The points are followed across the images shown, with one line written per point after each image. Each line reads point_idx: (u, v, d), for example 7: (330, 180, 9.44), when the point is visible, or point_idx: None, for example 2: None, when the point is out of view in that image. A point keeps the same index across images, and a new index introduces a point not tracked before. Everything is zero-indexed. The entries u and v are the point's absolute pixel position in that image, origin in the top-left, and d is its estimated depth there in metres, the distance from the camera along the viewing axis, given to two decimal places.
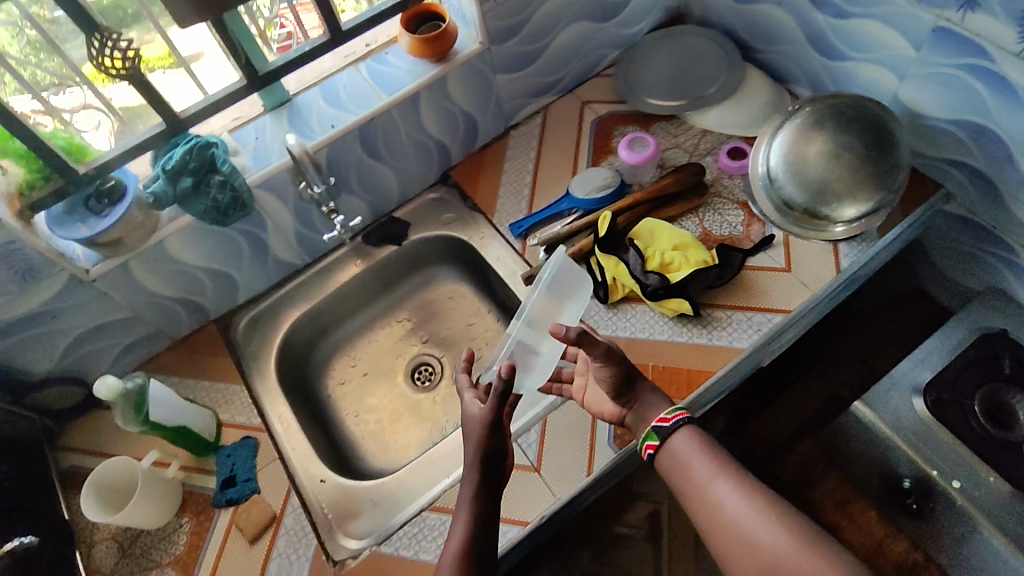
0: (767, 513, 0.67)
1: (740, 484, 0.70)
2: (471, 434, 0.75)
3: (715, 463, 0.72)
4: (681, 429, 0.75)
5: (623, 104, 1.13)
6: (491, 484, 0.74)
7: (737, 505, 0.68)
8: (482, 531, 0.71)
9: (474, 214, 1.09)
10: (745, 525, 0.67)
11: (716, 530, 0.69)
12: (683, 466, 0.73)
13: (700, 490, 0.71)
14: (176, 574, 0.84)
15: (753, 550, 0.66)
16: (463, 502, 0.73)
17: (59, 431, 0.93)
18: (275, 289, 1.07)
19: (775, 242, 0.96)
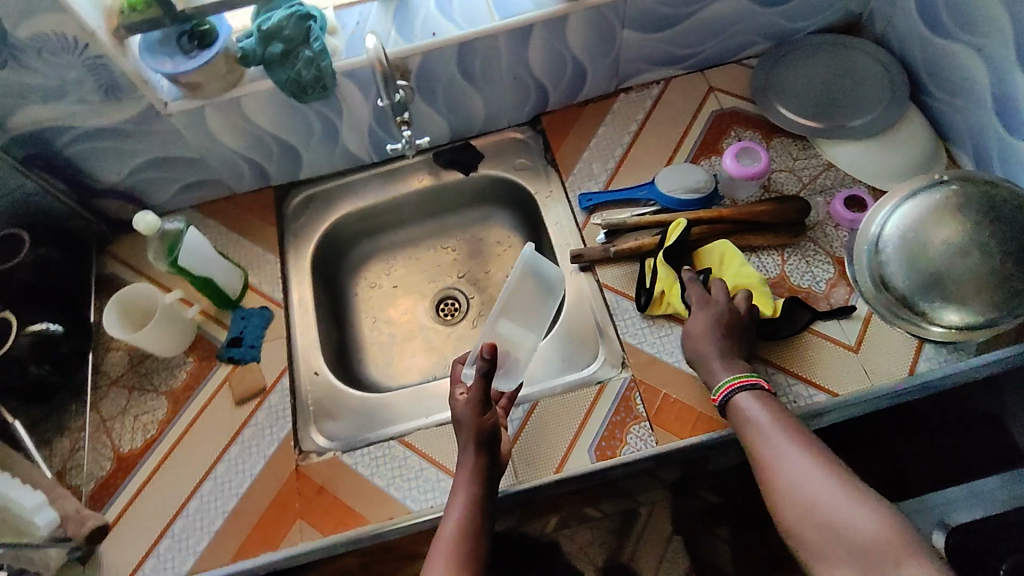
0: (826, 469, 0.69)
1: (801, 443, 0.72)
2: (465, 424, 0.77)
3: (775, 425, 0.74)
4: (742, 393, 0.77)
5: (751, 105, 1.03)
6: (487, 468, 0.76)
7: (794, 459, 0.70)
8: (477, 514, 0.72)
9: (549, 169, 1.05)
10: (801, 479, 0.69)
11: (771, 483, 0.71)
12: (745, 423, 0.76)
13: (762, 444, 0.73)
14: (166, 403, 0.90)
15: (807, 505, 0.67)
16: (459, 487, 0.74)
17: (110, 238, 1.01)
18: (338, 176, 1.08)
19: (854, 315, 0.86)
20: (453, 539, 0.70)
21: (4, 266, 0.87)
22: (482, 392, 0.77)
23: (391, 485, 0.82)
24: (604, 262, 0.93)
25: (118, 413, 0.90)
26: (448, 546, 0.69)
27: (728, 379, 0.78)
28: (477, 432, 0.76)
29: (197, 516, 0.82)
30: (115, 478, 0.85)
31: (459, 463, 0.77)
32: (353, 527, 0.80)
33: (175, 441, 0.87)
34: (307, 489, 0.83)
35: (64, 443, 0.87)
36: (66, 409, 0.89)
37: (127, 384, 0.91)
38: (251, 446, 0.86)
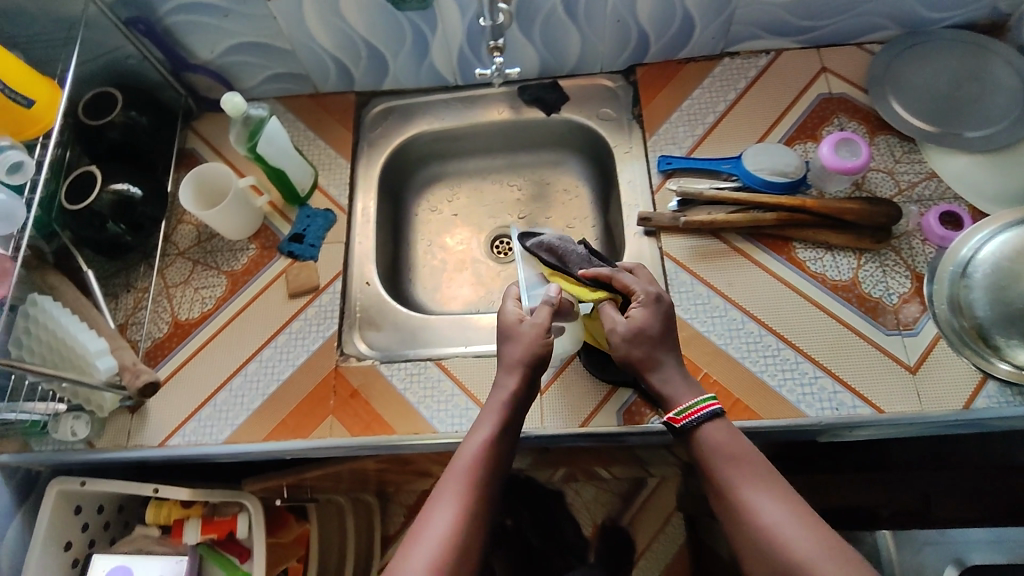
0: (794, 513, 0.66)
1: (772, 487, 0.69)
2: (513, 346, 0.78)
3: (741, 464, 0.70)
4: (699, 427, 0.73)
5: (863, 95, 0.98)
6: (521, 396, 0.77)
7: (765, 505, 0.67)
8: (503, 438, 0.75)
9: (633, 124, 1.01)
10: (771, 527, 0.65)
11: (741, 526, 0.68)
12: (709, 459, 0.72)
13: (727, 482, 0.70)
14: (225, 283, 0.94)
15: (778, 555, 0.63)
16: (491, 408, 0.76)
17: (195, 114, 1.05)
18: (420, 94, 1.08)
19: (920, 335, 0.81)
20: (471, 460, 0.72)
21: (100, 121, 0.91)
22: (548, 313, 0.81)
23: (420, 403, 0.85)
24: (670, 230, 0.91)
25: (181, 282, 0.95)
26: (464, 466, 0.71)
27: (688, 406, 0.74)
28: (533, 352, 0.78)
29: (238, 393, 0.87)
30: (170, 343, 0.90)
31: (496, 385, 0.79)
32: (378, 434, 0.83)
33: (227, 319, 0.91)
34: (342, 389, 0.87)
35: (129, 299, 0.94)
36: (135, 270, 0.96)
37: (192, 257, 0.96)
38: (296, 339, 0.90)
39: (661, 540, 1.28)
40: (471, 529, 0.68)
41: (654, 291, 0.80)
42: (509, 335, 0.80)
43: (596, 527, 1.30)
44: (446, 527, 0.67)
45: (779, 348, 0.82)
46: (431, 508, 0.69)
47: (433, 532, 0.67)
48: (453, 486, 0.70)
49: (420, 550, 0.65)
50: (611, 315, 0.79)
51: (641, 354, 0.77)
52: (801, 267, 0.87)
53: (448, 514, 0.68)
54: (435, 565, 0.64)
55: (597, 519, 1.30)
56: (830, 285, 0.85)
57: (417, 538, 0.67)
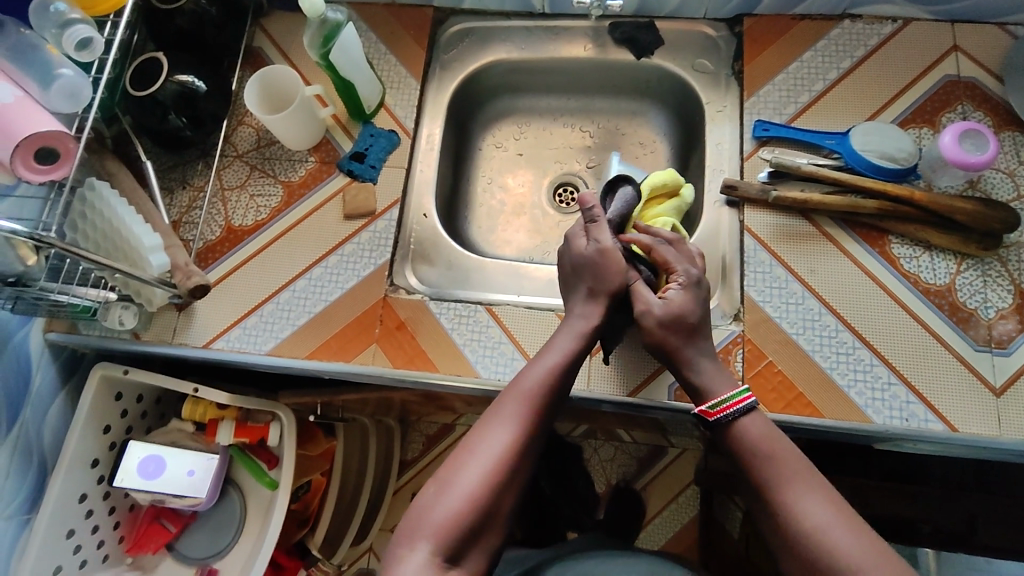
0: (841, 518, 0.62)
1: (817, 489, 0.64)
2: (599, 275, 0.77)
3: (783, 463, 0.66)
4: (737, 420, 0.70)
5: (996, 83, 0.87)
6: (598, 330, 0.76)
7: (812, 506, 0.63)
8: (573, 367, 0.73)
9: (730, 81, 0.93)
10: (817, 530, 0.61)
11: (780, 525, 0.64)
12: (750, 453, 0.68)
13: (767, 480, 0.66)
14: (281, 194, 0.91)
15: (821, 562, 0.60)
16: (568, 335, 0.75)
17: (266, 10, 1.00)
18: (502, 17, 1.01)
19: (1013, 356, 0.75)
20: (536, 383, 0.71)
21: (170, 5, 0.87)
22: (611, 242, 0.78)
23: (466, 345, 0.83)
24: (755, 203, 0.84)
25: (238, 186, 0.92)
26: (529, 387, 0.70)
27: (721, 400, 0.71)
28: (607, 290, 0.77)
29: (285, 306, 0.85)
30: (222, 247, 0.89)
31: (575, 311, 0.78)
32: (420, 370, 0.81)
33: (280, 232, 0.89)
34: (389, 319, 0.84)
35: (185, 197, 0.92)
36: (191, 167, 0.93)
37: (251, 162, 0.93)
38: (348, 262, 0.87)
39: (671, 509, 1.28)
40: (525, 451, 0.68)
41: (691, 272, 0.77)
42: (583, 267, 0.78)
43: (608, 487, 1.30)
44: (502, 443, 0.67)
45: (853, 348, 0.77)
46: (490, 423, 0.68)
47: (489, 446, 0.67)
48: (514, 403, 0.70)
49: (473, 465, 0.65)
50: (645, 294, 0.77)
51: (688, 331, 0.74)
52: (893, 264, 0.79)
53: (506, 431, 0.67)
54: (488, 477, 0.65)
55: (611, 478, 1.30)
56: (922, 288, 0.78)
57: (472, 451, 0.67)
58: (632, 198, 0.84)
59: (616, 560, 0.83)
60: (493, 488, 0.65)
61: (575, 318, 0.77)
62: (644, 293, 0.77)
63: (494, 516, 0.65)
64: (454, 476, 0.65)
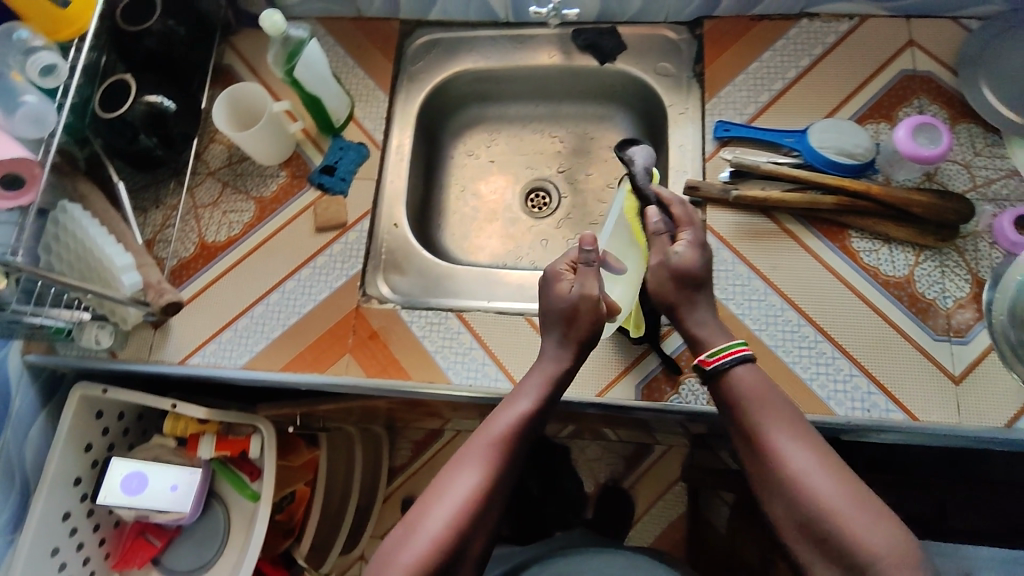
0: (827, 465, 0.63)
1: (803, 436, 0.65)
2: (569, 322, 0.75)
3: (771, 410, 0.67)
4: (732, 368, 0.70)
5: (950, 77, 0.89)
6: (569, 374, 0.76)
7: (795, 452, 0.64)
8: (543, 412, 0.73)
9: (692, 83, 0.94)
10: (800, 475, 0.62)
11: (763, 468, 0.65)
12: (739, 403, 0.69)
13: (755, 428, 0.67)
14: (253, 209, 0.92)
15: (803, 505, 0.61)
16: (536, 380, 0.74)
17: (234, 29, 1.02)
18: (467, 27, 1.02)
19: (971, 344, 0.77)
20: (504, 428, 0.71)
21: (138, 26, 0.88)
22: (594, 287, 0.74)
23: (438, 352, 0.84)
24: (718, 203, 0.85)
25: (210, 204, 0.93)
26: (497, 433, 0.71)
27: (720, 349, 0.71)
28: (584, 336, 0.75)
29: (259, 321, 0.87)
30: (195, 264, 0.90)
31: (546, 354, 0.77)
32: (393, 378, 0.83)
33: (253, 247, 0.90)
34: (362, 330, 0.85)
35: (158, 216, 0.93)
36: (164, 186, 0.94)
37: (222, 178, 0.94)
38: (320, 275, 0.88)
39: (659, 506, 1.29)
40: (491, 497, 0.68)
41: (701, 236, 0.75)
42: (561, 314, 0.76)
43: (597, 486, 1.31)
44: (468, 490, 0.67)
45: (816, 341, 0.78)
46: (457, 468, 0.69)
47: (455, 492, 0.67)
48: (481, 452, 0.70)
49: (440, 509, 0.66)
50: (663, 245, 0.73)
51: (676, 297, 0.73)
52: (853, 257, 0.81)
53: (473, 478, 0.68)
54: (454, 523, 0.65)
55: (599, 477, 1.31)
56: (881, 281, 0.80)
57: (439, 495, 0.67)
58: (652, 156, 0.76)
59: (593, 559, 0.84)
60: (458, 536, 0.65)
61: (546, 362, 0.76)
62: (664, 245, 0.73)
63: (459, 560, 0.66)
64: (421, 520, 0.66)
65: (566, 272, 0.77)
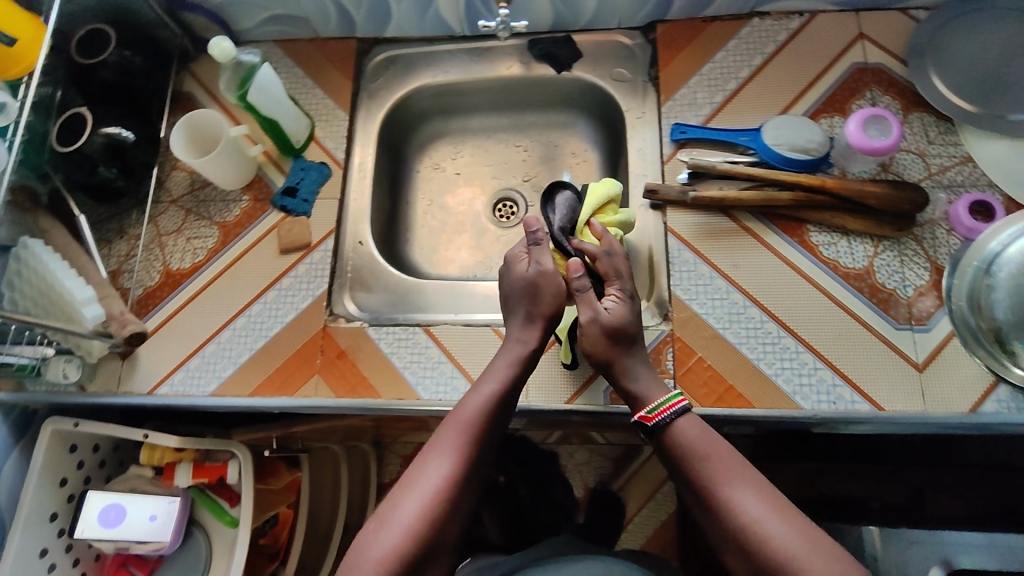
0: (779, 512, 0.62)
1: (754, 483, 0.65)
2: (534, 296, 0.79)
3: (719, 462, 0.67)
4: (674, 422, 0.71)
5: (901, 66, 0.90)
6: (535, 355, 0.77)
7: (747, 500, 0.63)
8: (511, 394, 0.74)
9: (648, 87, 0.95)
10: (755, 523, 0.62)
11: (718, 521, 0.65)
12: (687, 456, 0.69)
13: (706, 481, 0.67)
14: (217, 234, 0.92)
15: (760, 554, 0.60)
16: (501, 364, 0.75)
17: (192, 56, 1.02)
18: (424, 43, 1.03)
19: (934, 332, 0.77)
20: (474, 413, 0.71)
21: (92, 59, 0.88)
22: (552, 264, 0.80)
23: (406, 368, 0.84)
24: (677, 205, 0.86)
25: (174, 231, 0.93)
26: (467, 417, 0.71)
27: (658, 404, 0.72)
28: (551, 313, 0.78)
29: (226, 346, 0.86)
30: (161, 292, 0.90)
31: (514, 336, 0.78)
32: (363, 397, 0.83)
33: (219, 271, 0.90)
34: (329, 349, 0.85)
35: (122, 246, 0.93)
36: (127, 216, 0.95)
37: (185, 206, 0.94)
38: (286, 296, 0.88)
39: (649, 507, 1.25)
40: (463, 482, 0.68)
41: (629, 287, 0.80)
42: (524, 288, 0.80)
43: (587, 491, 1.26)
44: (441, 476, 0.67)
45: (779, 336, 0.79)
46: (428, 455, 0.69)
47: (427, 481, 0.66)
48: (451, 437, 0.69)
49: (411, 501, 0.65)
50: (591, 302, 0.78)
51: (608, 352, 0.76)
52: (813, 251, 0.82)
53: (444, 464, 0.67)
54: (427, 512, 0.64)
55: (588, 482, 1.27)
56: (842, 273, 0.80)
57: (410, 488, 0.66)
58: (572, 202, 0.88)
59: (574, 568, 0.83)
60: (433, 523, 0.64)
61: (513, 343, 0.78)
62: (591, 301, 0.78)
63: (433, 551, 0.64)
64: (392, 513, 0.65)
65: (523, 256, 0.83)
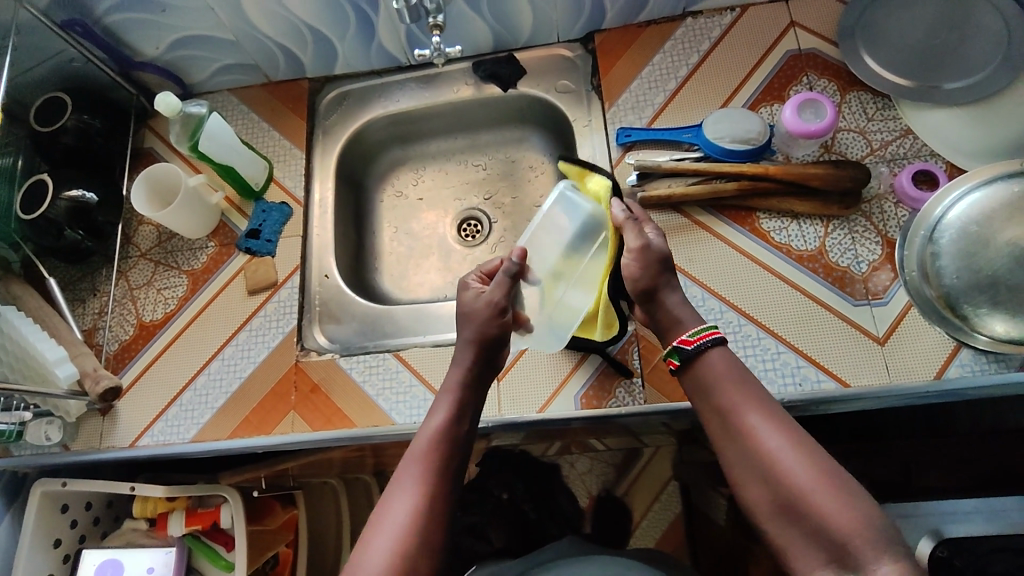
0: (801, 449, 0.60)
1: (777, 415, 0.63)
2: (467, 325, 0.76)
3: (749, 389, 0.65)
4: (710, 351, 0.68)
5: (834, 49, 0.91)
6: (475, 373, 0.75)
7: (767, 433, 0.62)
8: (460, 417, 0.72)
9: (592, 95, 0.98)
10: (774, 456, 0.60)
11: (737, 450, 0.63)
12: (712, 386, 0.67)
13: (729, 413, 0.65)
14: (186, 282, 0.94)
15: (779, 487, 0.59)
16: (445, 391, 0.74)
17: (150, 113, 1.05)
18: (373, 76, 1.06)
19: (890, 305, 0.78)
20: (427, 442, 0.69)
21: (51, 127, 0.91)
22: (500, 292, 0.76)
23: (379, 395, 0.85)
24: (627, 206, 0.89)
25: (144, 284, 0.95)
26: (421, 449, 0.68)
27: (700, 329, 0.70)
28: (483, 334, 0.75)
29: (202, 392, 0.88)
30: (136, 344, 0.92)
31: (454, 361, 0.76)
32: (339, 428, 0.84)
33: (191, 318, 0.92)
34: (303, 384, 0.87)
35: (95, 304, 0.95)
36: (98, 273, 0.96)
37: (154, 258, 0.96)
38: (257, 336, 0.90)
39: (656, 509, 1.13)
40: (432, 515, 0.64)
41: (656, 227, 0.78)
42: (465, 317, 0.77)
43: (592, 499, 1.14)
44: (407, 511, 0.64)
45: (740, 325, 0.80)
46: (393, 492, 0.66)
47: (393, 518, 0.64)
48: (411, 471, 0.67)
49: (381, 540, 0.62)
50: (638, 226, 0.75)
51: (656, 277, 0.73)
52: (764, 238, 0.83)
53: (408, 500, 0.64)
54: (398, 550, 0.61)
55: (592, 490, 1.14)
56: (795, 256, 0.82)
57: (379, 528, 0.63)
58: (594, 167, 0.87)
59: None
60: (408, 560, 0.61)
61: (454, 368, 0.76)
62: (636, 226, 0.75)
63: None
64: (365, 556, 0.62)
65: (475, 282, 0.80)
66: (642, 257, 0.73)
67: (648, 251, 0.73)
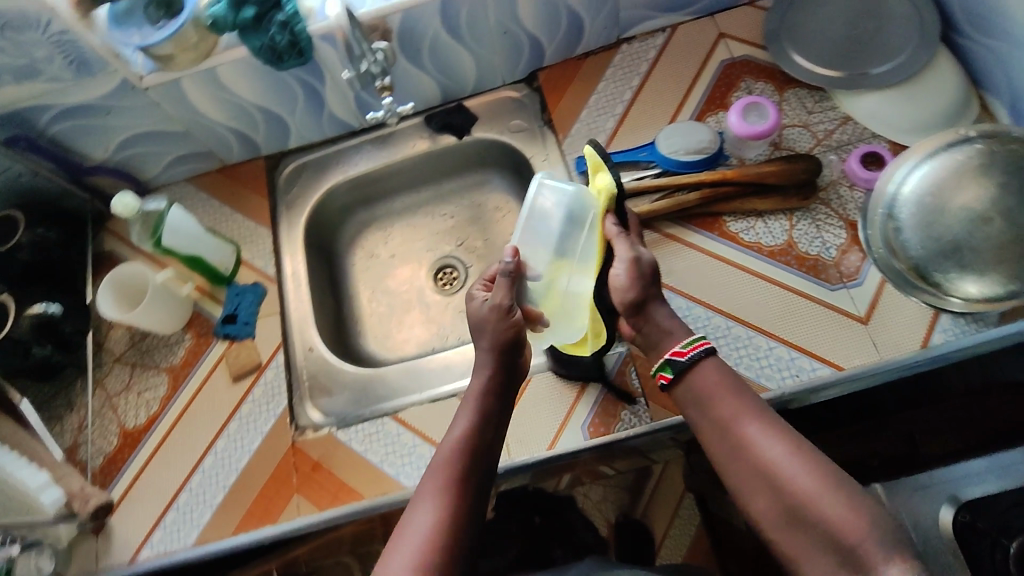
0: (800, 455, 0.60)
1: (772, 422, 0.63)
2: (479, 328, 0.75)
3: (743, 400, 0.66)
4: (703, 360, 0.69)
5: (763, 53, 0.96)
6: (498, 379, 0.73)
7: (766, 443, 0.61)
8: (483, 429, 0.70)
9: (545, 130, 1.00)
10: (772, 464, 0.60)
11: (737, 462, 0.63)
12: (706, 400, 0.67)
13: (725, 425, 0.65)
14: (166, 379, 0.91)
15: (783, 495, 0.58)
16: (466, 401, 0.73)
17: (108, 216, 1.03)
18: (327, 144, 1.07)
19: (866, 284, 0.80)
20: (451, 451, 0.68)
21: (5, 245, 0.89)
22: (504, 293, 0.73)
23: (384, 461, 0.83)
24: None
25: (122, 390, 0.92)
26: (443, 459, 0.67)
27: (691, 339, 0.70)
28: (496, 341, 0.72)
29: (199, 492, 0.84)
30: (122, 454, 0.88)
31: (473, 370, 0.75)
32: (347, 502, 0.81)
33: (176, 417, 0.89)
34: (303, 464, 0.84)
35: (73, 420, 0.91)
36: (72, 387, 0.93)
37: (129, 361, 0.93)
38: (248, 423, 0.87)
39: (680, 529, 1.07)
40: (455, 528, 0.61)
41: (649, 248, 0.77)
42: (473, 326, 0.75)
43: None
44: (428, 525, 0.61)
45: (729, 328, 0.81)
46: (414, 505, 0.63)
47: (416, 532, 0.61)
48: (433, 483, 0.65)
49: (401, 554, 0.59)
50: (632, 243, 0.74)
51: (644, 291, 0.73)
52: (734, 239, 0.85)
53: (429, 513, 0.62)
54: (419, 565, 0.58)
55: None
56: (767, 252, 0.84)
57: (399, 543, 0.60)
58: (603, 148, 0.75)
59: None
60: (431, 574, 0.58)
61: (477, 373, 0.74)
62: (628, 241, 0.74)
63: None
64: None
65: (479, 290, 0.78)
66: (632, 271, 0.72)
67: (635, 267, 0.72)
